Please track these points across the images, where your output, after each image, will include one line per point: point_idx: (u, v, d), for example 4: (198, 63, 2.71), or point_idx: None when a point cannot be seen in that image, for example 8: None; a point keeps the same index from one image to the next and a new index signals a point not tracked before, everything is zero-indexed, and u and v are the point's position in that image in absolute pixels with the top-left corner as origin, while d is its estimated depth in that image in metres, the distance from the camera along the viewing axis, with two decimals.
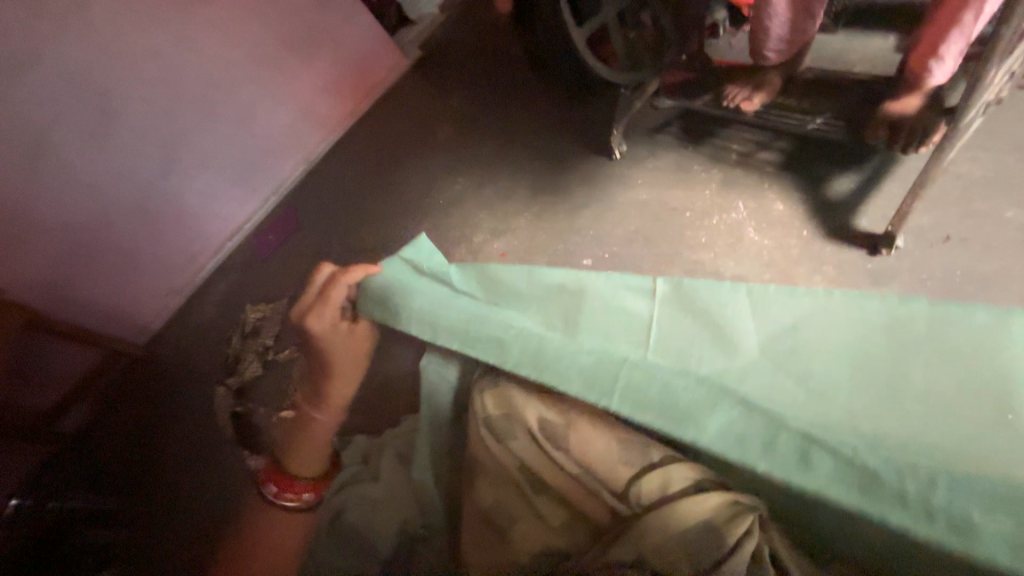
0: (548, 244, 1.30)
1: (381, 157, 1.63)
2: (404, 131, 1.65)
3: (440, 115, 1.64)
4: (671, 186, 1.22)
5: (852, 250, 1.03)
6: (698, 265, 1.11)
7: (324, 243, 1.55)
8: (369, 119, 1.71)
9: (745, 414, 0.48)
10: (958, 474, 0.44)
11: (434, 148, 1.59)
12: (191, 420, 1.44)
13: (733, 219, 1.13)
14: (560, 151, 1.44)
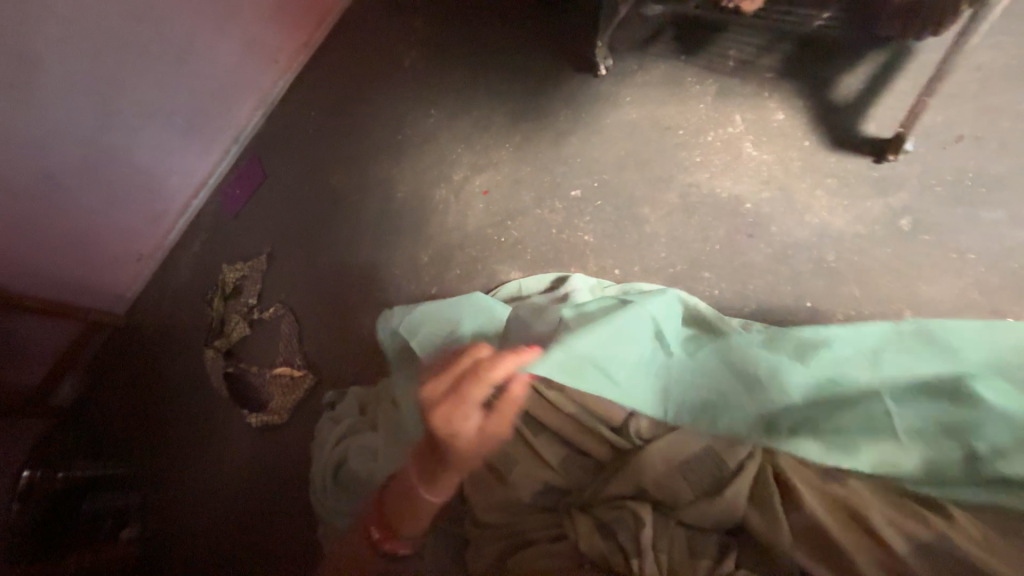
0: (533, 177, 1.22)
1: (346, 91, 1.47)
2: (367, 59, 1.48)
3: (405, 38, 1.46)
4: (663, 102, 1.12)
5: (857, 158, 0.97)
6: (694, 186, 1.04)
7: (295, 192, 1.44)
8: (327, 48, 1.52)
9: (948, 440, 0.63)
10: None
11: (400, 77, 1.44)
12: (185, 387, 1.41)
13: (730, 134, 1.05)
14: (539, 71, 1.30)
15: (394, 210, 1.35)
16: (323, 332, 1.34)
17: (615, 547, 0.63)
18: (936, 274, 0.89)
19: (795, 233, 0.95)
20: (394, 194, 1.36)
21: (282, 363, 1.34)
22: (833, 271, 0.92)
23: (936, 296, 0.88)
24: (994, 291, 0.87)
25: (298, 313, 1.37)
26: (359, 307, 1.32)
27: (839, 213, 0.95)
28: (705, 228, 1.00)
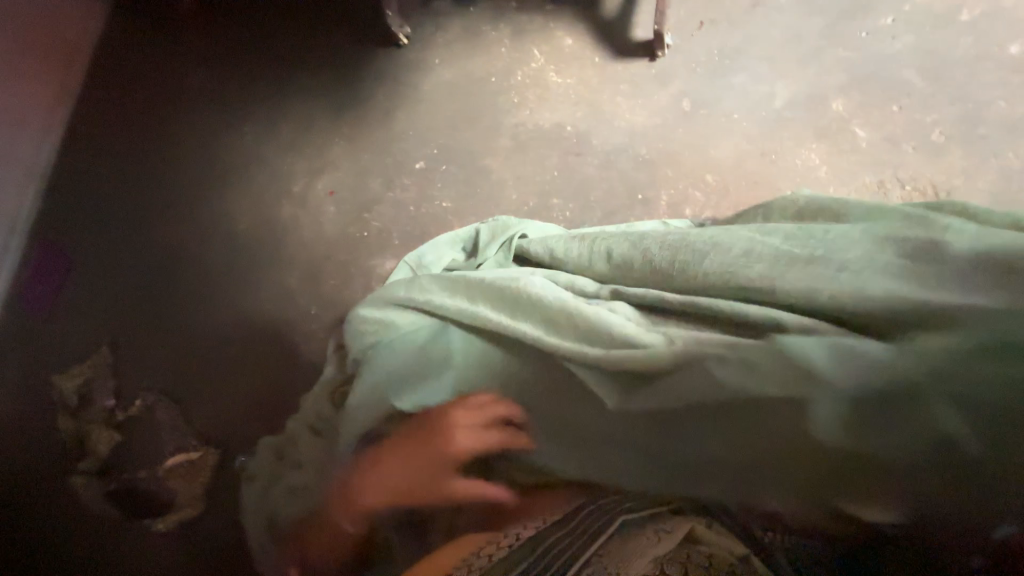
0: (374, 162, 1.18)
1: (135, 132, 1.27)
2: (149, 90, 1.30)
3: (188, 62, 1.31)
4: (469, 56, 1.16)
5: (638, 62, 1.10)
6: (520, 125, 1.09)
7: (121, 260, 1.21)
8: (92, 94, 1.30)
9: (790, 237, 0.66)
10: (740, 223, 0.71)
11: (197, 100, 1.28)
12: (53, 546, 1.05)
13: (535, 68, 1.12)
14: (345, 59, 1.25)
15: (240, 245, 1.21)
16: (217, 401, 1.13)
17: (538, 467, 0.64)
18: (719, 138, 1.06)
19: (613, 139, 1.06)
20: (235, 226, 1.22)
21: (177, 452, 1.10)
22: (649, 161, 1.05)
23: (723, 156, 1.04)
24: (760, 138, 1.06)
25: (174, 392, 1.13)
26: (236, 357, 1.15)
27: (639, 112, 1.08)
28: (541, 160, 1.07)
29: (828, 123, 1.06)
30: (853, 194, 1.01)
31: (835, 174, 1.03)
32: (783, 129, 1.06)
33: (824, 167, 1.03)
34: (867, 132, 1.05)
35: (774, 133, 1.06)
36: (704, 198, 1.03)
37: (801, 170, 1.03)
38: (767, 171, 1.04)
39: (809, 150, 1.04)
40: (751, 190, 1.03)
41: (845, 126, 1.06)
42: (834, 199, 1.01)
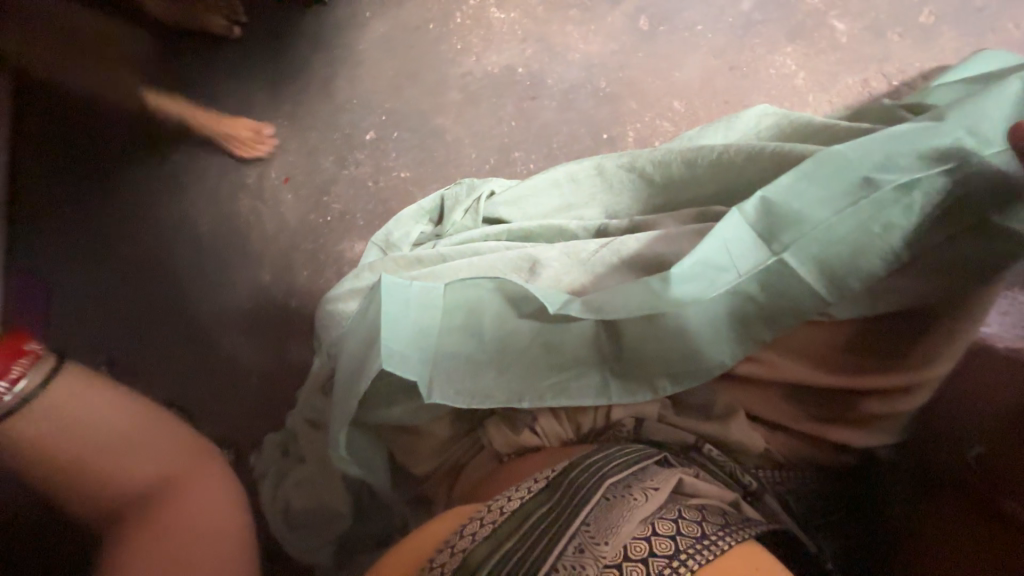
0: (322, 140, 1.10)
1: (68, 135, 1.15)
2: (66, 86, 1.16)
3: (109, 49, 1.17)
4: (401, 5, 1.05)
5: None
6: (467, 74, 1.00)
7: (93, 271, 1.12)
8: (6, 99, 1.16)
9: (737, 163, 0.66)
10: (682, 157, 0.70)
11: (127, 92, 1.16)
12: None
13: (474, 6, 1.01)
14: (272, 29, 1.14)
15: (206, 247, 1.14)
16: (218, 407, 1.09)
17: (525, 432, 0.63)
18: (682, 57, 0.96)
19: (567, 76, 0.97)
20: (197, 229, 1.14)
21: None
22: (611, 95, 0.96)
23: (689, 78, 0.95)
24: (727, 50, 0.95)
25: (178, 402, 1.09)
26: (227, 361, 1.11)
27: (593, 39, 0.97)
28: (494, 110, 0.98)
29: (802, 22, 0.95)
30: (834, 101, 0.92)
31: (814, 79, 0.93)
32: (753, 35, 0.96)
33: (801, 72, 0.94)
34: (845, 26, 0.94)
35: (742, 42, 0.95)
36: (673, 128, 0.94)
37: (777, 81, 0.94)
38: (738, 87, 0.94)
39: (783, 56, 0.94)
40: (723, 112, 0.94)
41: (822, 22, 0.95)
42: (813, 109, 0.92)
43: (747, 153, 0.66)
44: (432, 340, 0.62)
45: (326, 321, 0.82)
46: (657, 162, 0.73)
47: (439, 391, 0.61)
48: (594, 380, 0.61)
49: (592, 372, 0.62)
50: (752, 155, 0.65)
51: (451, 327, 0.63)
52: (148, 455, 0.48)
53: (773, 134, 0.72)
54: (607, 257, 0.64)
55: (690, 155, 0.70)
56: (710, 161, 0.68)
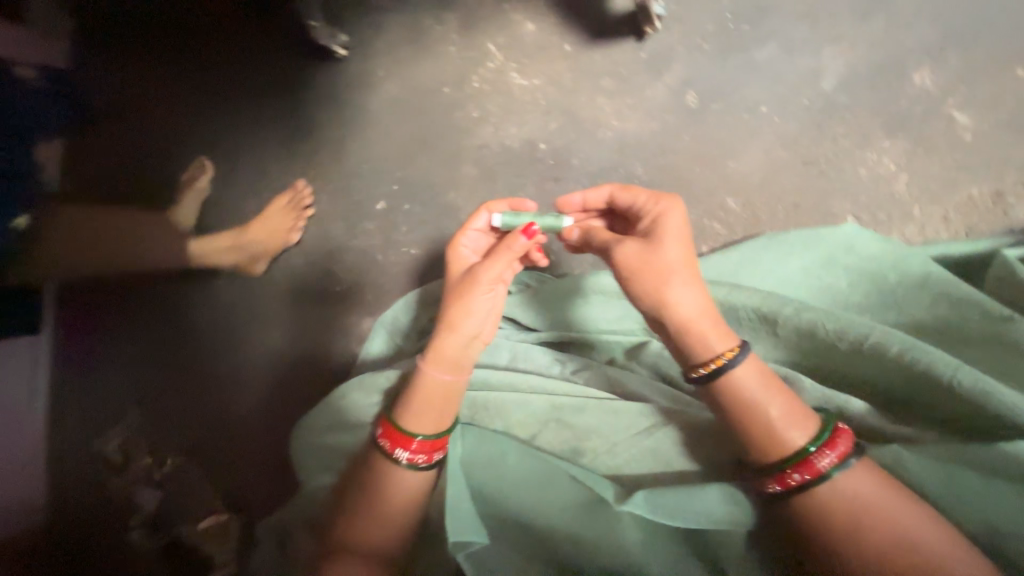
0: (334, 208, 1.02)
1: (104, 169, 1.08)
2: (96, 128, 1.09)
3: (109, 80, 1.09)
4: (417, 63, 0.93)
5: (620, 44, 0.84)
6: (484, 147, 0.89)
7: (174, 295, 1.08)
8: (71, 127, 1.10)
9: (863, 289, 0.60)
10: (812, 261, 0.63)
11: (147, 131, 1.09)
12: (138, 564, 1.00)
13: (493, 69, 0.88)
14: (281, 86, 1.05)
15: (221, 302, 1.08)
16: (266, 450, 1.06)
17: None
18: (739, 143, 0.80)
19: (596, 157, 0.84)
20: (214, 282, 1.08)
21: (208, 515, 1.01)
22: (649, 184, 0.81)
23: (748, 169, 0.80)
24: (799, 140, 0.79)
25: (251, 427, 1.07)
26: (243, 418, 1.08)
27: (628, 115, 0.83)
28: (514, 189, 0.87)
29: (904, 109, 0.78)
30: (948, 215, 0.76)
31: (921, 187, 0.77)
32: (834, 117, 0.79)
33: (903, 174, 0.77)
34: (968, 118, 0.77)
35: (820, 130, 0.79)
36: (725, 230, 0.79)
37: (867, 184, 0.78)
38: (812, 188, 0.79)
39: (870, 147, 0.78)
40: (791, 217, 0.78)
41: (933, 112, 0.78)
42: (915, 222, 0.76)
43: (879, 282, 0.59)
44: (468, 492, 0.59)
45: (329, 417, 0.73)
46: (773, 255, 0.64)
47: (474, 564, 0.55)
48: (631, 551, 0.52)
49: (642, 573, 0.52)
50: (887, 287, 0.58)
51: (488, 480, 0.59)
52: (378, 534, 0.60)
53: (874, 297, 0.59)
54: (644, 425, 0.59)
55: (772, 322, 0.59)
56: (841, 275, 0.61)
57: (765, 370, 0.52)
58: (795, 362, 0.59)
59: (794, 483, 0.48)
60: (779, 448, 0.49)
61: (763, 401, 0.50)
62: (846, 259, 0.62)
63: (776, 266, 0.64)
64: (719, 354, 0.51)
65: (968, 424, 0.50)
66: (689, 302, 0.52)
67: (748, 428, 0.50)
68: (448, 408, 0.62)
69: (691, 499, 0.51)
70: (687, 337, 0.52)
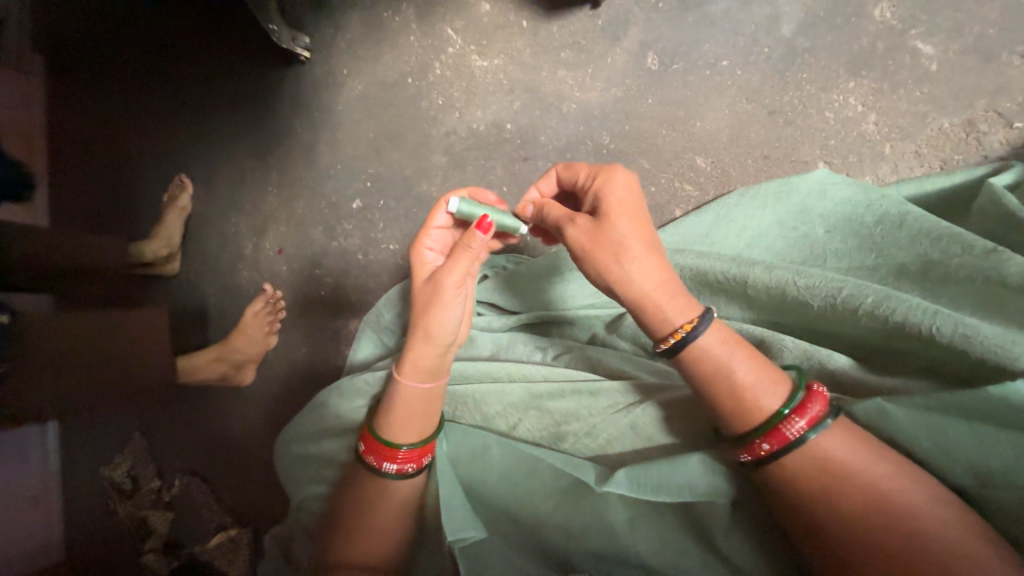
0: (310, 210, 1.01)
1: (91, 200, 1.12)
2: (78, 163, 1.12)
3: (85, 112, 1.11)
4: (377, 57, 0.92)
5: (577, 14, 0.82)
6: (452, 134, 0.88)
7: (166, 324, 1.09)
8: (55, 165, 1.12)
9: (837, 237, 0.59)
10: (783, 218, 0.63)
11: (132, 160, 1.11)
12: None
13: (453, 54, 0.87)
14: (248, 94, 1.04)
15: (215, 319, 1.09)
16: (265, 461, 1.06)
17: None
18: (704, 103, 0.79)
19: (564, 132, 0.83)
20: (206, 300, 1.09)
21: (217, 531, 1.04)
22: (616, 154, 0.81)
23: (715, 129, 0.79)
24: (763, 92, 0.78)
25: (249, 438, 1.07)
26: (243, 436, 1.07)
27: (591, 86, 0.82)
28: (484, 173, 0.86)
29: (868, 47, 0.76)
30: (921, 151, 0.75)
31: (892, 127, 0.76)
32: (801, 68, 0.77)
33: (872, 114, 0.76)
34: (933, 47, 0.75)
35: (786, 82, 0.78)
36: (696, 191, 0.80)
37: (835, 128, 0.77)
38: (780, 138, 0.78)
39: (840, 95, 0.77)
40: (761, 168, 0.78)
41: (898, 45, 0.75)
42: (887, 162, 0.76)
43: (851, 228, 0.58)
44: (458, 487, 0.59)
45: (314, 423, 0.73)
46: (744, 216, 0.65)
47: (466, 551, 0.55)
48: (618, 522, 0.52)
49: (630, 556, 0.51)
50: (861, 232, 0.58)
51: (476, 475, 0.59)
52: (371, 542, 0.59)
53: (853, 243, 0.58)
54: (620, 403, 0.58)
55: (744, 284, 0.58)
56: (813, 226, 0.61)
57: (729, 336, 0.49)
58: (774, 322, 0.58)
59: (764, 453, 0.46)
60: (754, 415, 0.47)
61: (728, 369, 0.48)
62: (817, 210, 0.61)
63: (746, 227, 0.64)
64: (677, 328, 0.49)
65: (955, 368, 0.47)
66: (643, 276, 0.50)
67: (717, 399, 0.48)
68: (429, 411, 0.61)
69: (672, 474, 0.50)
70: (644, 310, 0.51)
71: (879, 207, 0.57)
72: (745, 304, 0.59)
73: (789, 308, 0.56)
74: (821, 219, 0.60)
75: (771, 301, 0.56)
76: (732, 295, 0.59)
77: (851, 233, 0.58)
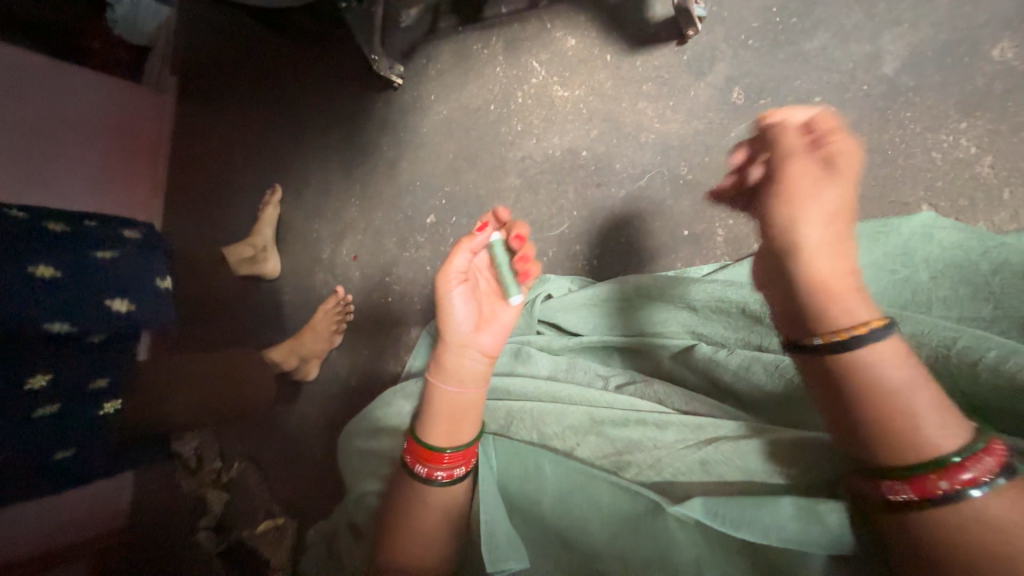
0: (388, 221, 1.09)
1: (201, 204, 1.28)
2: (194, 174, 1.28)
3: (205, 129, 1.28)
4: (464, 86, 0.99)
5: (661, 49, 0.84)
6: (527, 158, 0.92)
7: (246, 322, 1.21)
8: (176, 176, 1.30)
9: (945, 283, 0.55)
10: (881, 259, 0.59)
11: (237, 168, 1.26)
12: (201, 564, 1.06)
13: (536, 84, 0.92)
14: (345, 113, 1.15)
15: (290, 315, 1.19)
16: (320, 453, 1.12)
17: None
18: None
19: (639, 160, 0.84)
20: (284, 297, 1.20)
21: (266, 518, 1.07)
22: (692, 183, 0.81)
23: None
24: (856, 128, 0.75)
25: (308, 429, 1.14)
26: (301, 427, 1.14)
27: (670, 117, 0.83)
28: (555, 197, 0.89)
29: (981, 86, 0.71)
30: None
31: (1008, 170, 0.70)
32: (900, 106, 0.74)
33: (986, 156, 0.71)
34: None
35: (882, 119, 0.74)
36: None
37: (941, 168, 0.72)
38: (875, 177, 0.74)
39: (947, 135, 0.72)
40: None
41: (1018, 86, 0.70)
42: (1006, 208, 0.70)
43: (961, 276, 0.54)
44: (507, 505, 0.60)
45: (374, 422, 0.76)
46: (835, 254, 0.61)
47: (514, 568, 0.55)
48: (675, 555, 0.50)
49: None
50: (974, 281, 0.53)
51: (527, 495, 0.59)
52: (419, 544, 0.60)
53: (964, 291, 0.53)
54: (687, 438, 0.56)
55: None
56: (914, 271, 0.57)
57: (912, 357, 0.43)
58: None
59: (942, 492, 0.39)
60: (917, 450, 0.40)
61: (907, 389, 0.42)
62: (920, 253, 0.57)
63: None
64: (865, 321, 0.44)
65: None
66: (825, 254, 0.47)
67: (882, 417, 0.42)
68: (456, 412, 0.64)
69: (753, 510, 0.47)
70: (815, 295, 0.47)
71: (997, 254, 0.53)
72: None
73: None
74: (924, 264, 0.56)
75: None
76: None
77: (963, 279, 0.54)
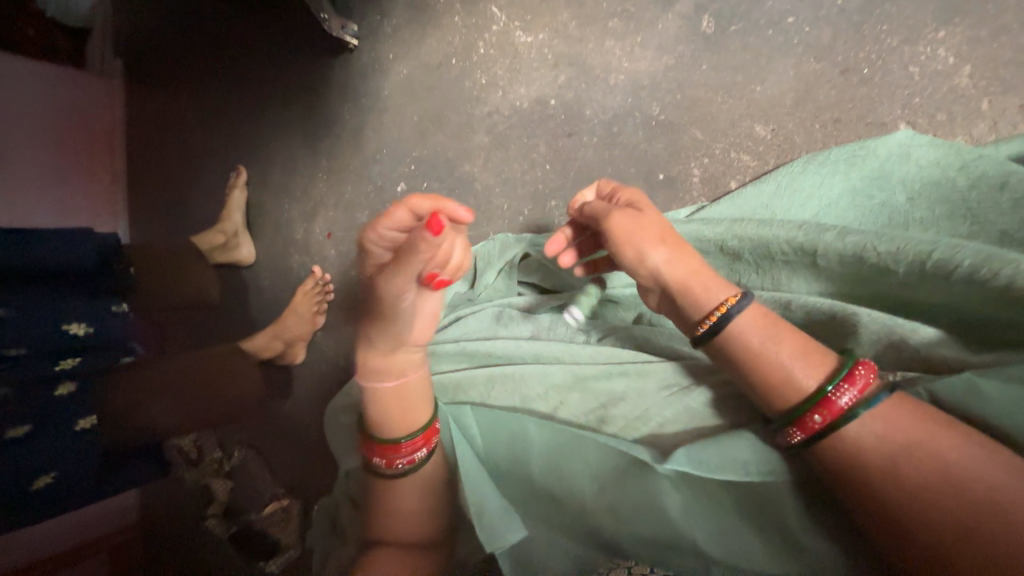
0: (358, 192, 1.04)
1: (164, 196, 1.22)
2: (152, 165, 1.22)
3: (156, 114, 1.20)
4: (422, 41, 0.93)
5: None
6: (494, 113, 0.88)
7: (227, 312, 1.18)
8: (135, 170, 1.23)
9: (923, 199, 0.54)
10: (858, 183, 0.58)
11: (195, 152, 1.19)
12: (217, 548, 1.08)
13: (497, 31, 0.86)
14: (301, 81, 1.08)
15: (270, 301, 1.15)
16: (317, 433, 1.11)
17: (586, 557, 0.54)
18: (764, 66, 0.74)
19: (610, 104, 0.81)
20: (261, 283, 1.16)
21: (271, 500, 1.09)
22: (666, 124, 0.78)
23: (777, 94, 0.74)
24: (832, 50, 0.72)
25: (302, 411, 1.13)
26: (295, 410, 1.13)
27: (640, 55, 0.79)
28: (526, 152, 0.86)
29: None
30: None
31: (987, 79, 0.68)
32: (877, 24, 0.70)
33: (965, 67, 0.68)
34: None
35: (859, 39, 0.71)
36: (754, 161, 0.75)
37: (920, 84, 0.70)
38: (852, 99, 0.72)
39: (925, 49, 0.69)
40: (830, 134, 0.72)
41: None
42: (985, 119, 0.68)
43: (940, 191, 0.53)
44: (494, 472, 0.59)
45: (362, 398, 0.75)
46: (814, 182, 0.60)
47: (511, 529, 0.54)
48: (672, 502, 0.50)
49: (688, 540, 0.48)
50: (951, 195, 0.52)
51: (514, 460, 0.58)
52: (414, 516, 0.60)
53: (942, 207, 0.52)
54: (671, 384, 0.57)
55: (811, 254, 0.54)
56: (894, 191, 0.56)
57: (769, 316, 0.48)
58: (846, 293, 0.54)
59: (817, 426, 0.43)
60: (792, 394, 0.44)
61: (767, 345, 0.46)
62: (898, 173, 0.56)
63: (814, 194, 0.60)
64: (722, 302, 0.48)
65: None
66: (678, 265, 0.51)
67: (767, 373, 0.46)
68: (392, 404, 0.61)
69: (729, 451, 0.48)
70: (683, 294, 0.51)
71: (974, 168, 0.51)
72: (815, 275, 0.55)
73: (866, 277, 0.51)
74: (901, 184, 0.55)
75: (844, 269, 0.52)
76: (798, 265, 0.55)
77: (940, 195, 0.53)
